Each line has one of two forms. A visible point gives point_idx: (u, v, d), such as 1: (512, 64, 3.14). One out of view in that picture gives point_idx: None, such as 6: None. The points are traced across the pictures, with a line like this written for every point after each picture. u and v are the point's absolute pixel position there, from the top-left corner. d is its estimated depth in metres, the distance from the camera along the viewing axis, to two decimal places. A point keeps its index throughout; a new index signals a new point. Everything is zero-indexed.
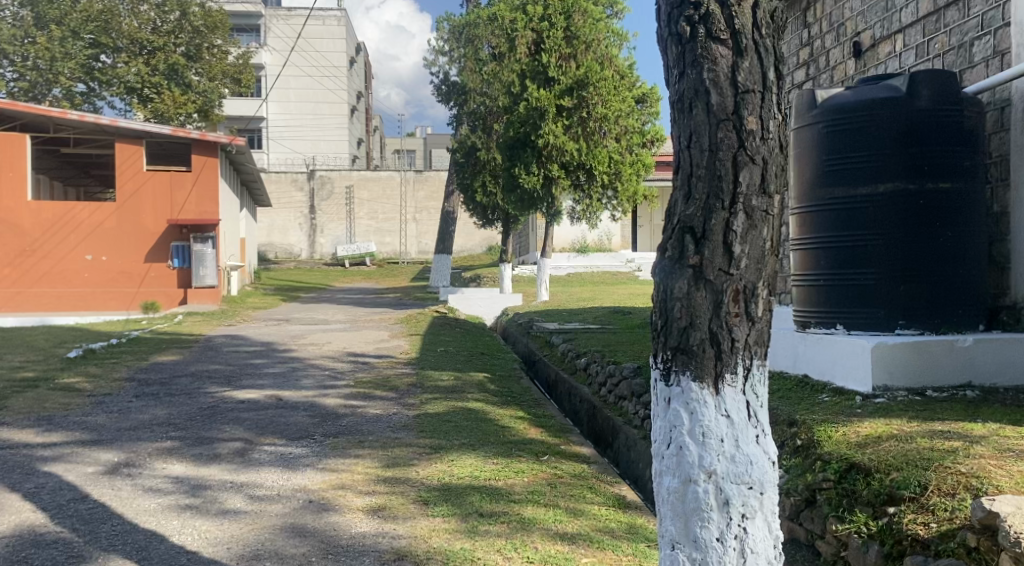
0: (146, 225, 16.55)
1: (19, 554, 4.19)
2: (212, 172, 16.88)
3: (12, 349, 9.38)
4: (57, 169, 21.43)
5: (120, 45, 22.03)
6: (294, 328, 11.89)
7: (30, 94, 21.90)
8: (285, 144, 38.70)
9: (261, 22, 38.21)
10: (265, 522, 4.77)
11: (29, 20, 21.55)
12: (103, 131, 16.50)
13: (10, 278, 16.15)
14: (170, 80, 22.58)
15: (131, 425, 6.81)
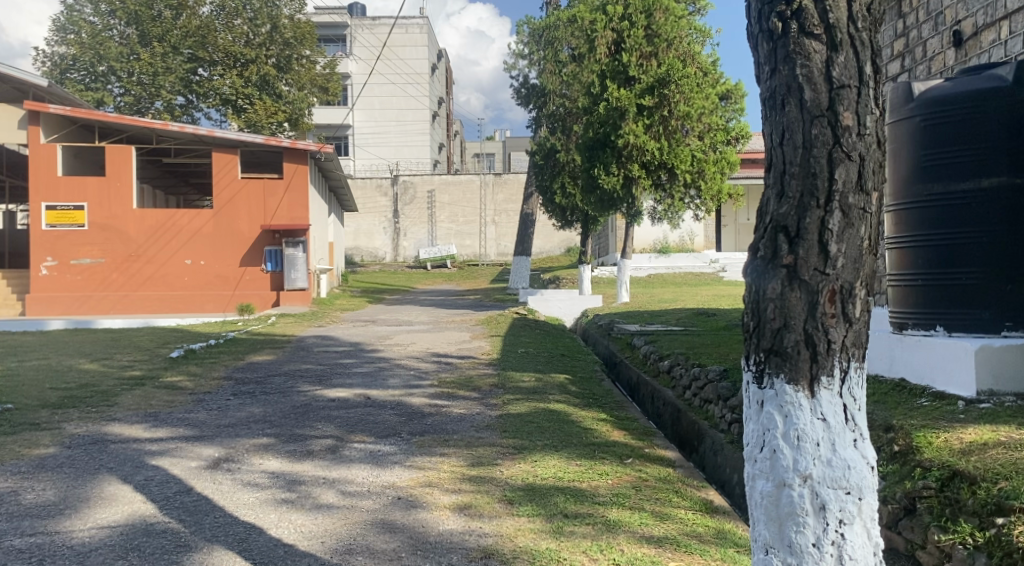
0: (241, 231, 17.38)
1: (132, 542, 4.50)
2: (302, 179, 17.55)
3: (122, 349, 10.03)
4: (160, 178, 22.77)
5: (216, 58, 23.16)
6: (380, 329, 12.23)
7: (135, 107, 23.33)
8: (370, 150, 39.86)
9: (346, 31, 39.49)
10: (357, 517, 4.93)
11: (134, 38, 23.01)
12: (202, 140, 17.40)
13: (118, 282, 17.15)
14: (261, 91, 23.63)
15: (230, 422, 7.17)
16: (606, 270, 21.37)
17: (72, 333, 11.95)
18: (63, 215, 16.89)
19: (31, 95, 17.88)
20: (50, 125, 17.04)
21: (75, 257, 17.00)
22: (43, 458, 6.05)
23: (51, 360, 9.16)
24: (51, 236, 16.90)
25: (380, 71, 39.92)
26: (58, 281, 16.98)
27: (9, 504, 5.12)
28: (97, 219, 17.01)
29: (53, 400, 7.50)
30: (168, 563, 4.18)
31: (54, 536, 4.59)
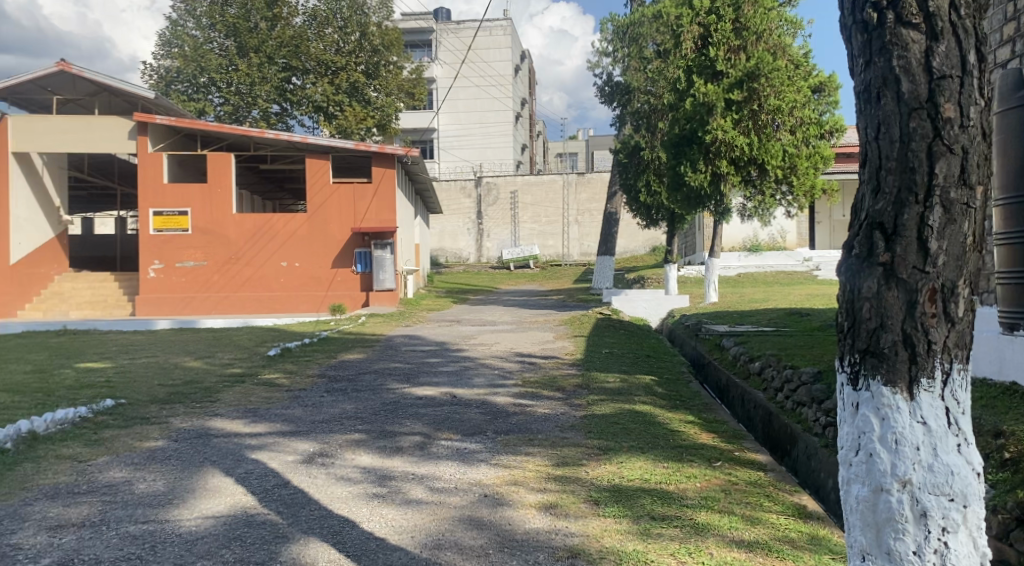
0: (333, 234, 18.02)
1: (235, 532, 4.75)
2: (390, 182, 18.04)
3: (224, 347, 10.59)
4: (258, 184, 23.89)
5: (309, 67, 24.13)
6: (465, 329, 12.42)
7: (234, 116, 24.65)
8: (454, 152, 40.52)
9: (432, 36, 40.29)
10: (445, 513, 5.03)
11: (233, 50, 24.20)
12: (296, 147, 18.13)
13: (219, 283, 18.09)
14: (351, 97, 24.63)
15: (324, 418, 7.47)
16: (692, 269, 20.91)
17: (179, 332, 12.70)
18: (169, 220, 17.92)
19: (140, 107, 18.94)
20: (157, 135, 18.10)
21: (180, 260, 18.02)
22: (154, 451, 6.48)
23: (160, 357, 9.77)
24: (159, 240, 17.95)
25: (464, 74, 40.49)
26: (165, 282, 18.04)
27: (124, 493, 5.51)
28: (199, 223, 17.98)
29: (162, 395, 7.99)
30: (268, 553, 4.39)
31: (164, 524, 4.91)
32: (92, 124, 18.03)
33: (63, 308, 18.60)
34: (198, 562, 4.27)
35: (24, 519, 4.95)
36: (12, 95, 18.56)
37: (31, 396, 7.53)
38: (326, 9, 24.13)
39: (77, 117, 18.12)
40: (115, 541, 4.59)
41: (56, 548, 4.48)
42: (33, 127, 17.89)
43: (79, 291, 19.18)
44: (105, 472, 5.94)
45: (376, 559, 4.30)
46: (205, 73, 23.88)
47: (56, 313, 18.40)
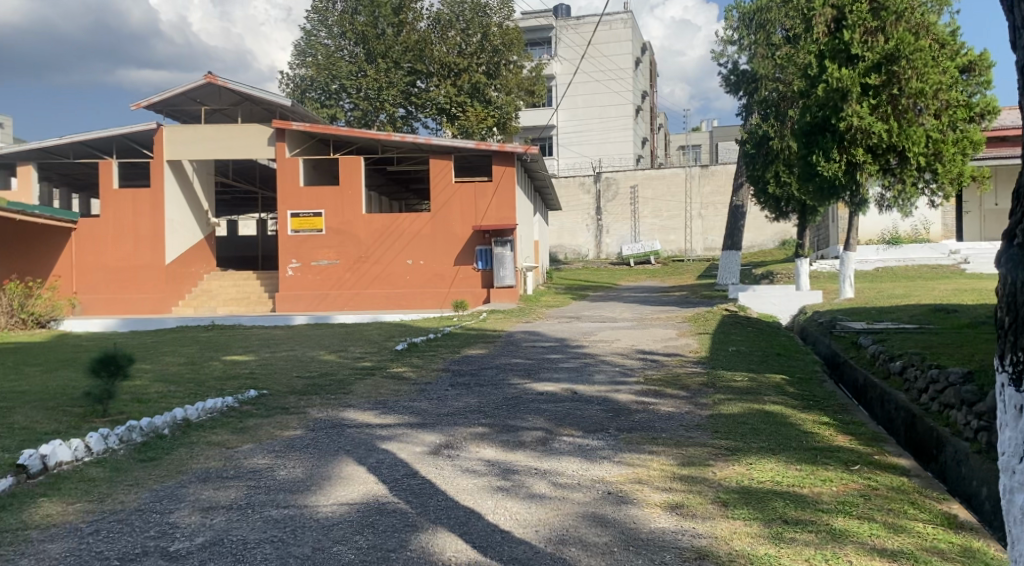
0: (455, 232, 18.50)
1: (368, 519, 4.98)
2: (509, 180, 18.22)
3: (355, 342, 11.10)
4: (384, 185, 24.84)
5: (432, 70, 24.85)
6: (586, 325, 12.38)
7: (363, 121, 25.71)
8: (574, 148, 40.38)
9: (552, 33, 40.58)
10: (569, 509, 5.05)
11: (362, 57, 25.29)
12: (420, 149, 18.69)
13: (350, 281, 18.95)
14: (473, 98, 24.90)
15: (449, 411, 7.67)
16: (825, 263, 19.84)
17: (315, 327, 13.44)
18: (305, 221, 18.98)
19: (278, 115, 20.18)
20: (294, 141, 19.17)
21: (315, 259, 19.03)
22: (293, 439, 6.90)
23: (297, 350, 10.38)
24: (295, 241, 19.06)
25: (584, 69, 40.36)
26: (301, 281, 19.11)
27: (268, 478, 5.91)
28: (332, 224, 18.91)
29: (300, 387, 8.48)
30: (398, 541, 4.56)
31: (303, 509, 5.20)
32: (236, 132, 19.34)
33: (211, 304, 20.05)
34: (334, 546, 4.50)
35: (181, 500, 5.40)
36: (167, 108, 20.21)
37: (186, 386, 8.20)
38: (449, 11, 24.88)
39: (222, 126, 19.51)
40: (259, 524, 4.91)
41: (208, 528, 4.86)
42: (184, 137, 19.41)
43: (225, 289, 20.65)
44: (249, 459, 6.39)
45: (501, 551, 4.37)
46: (337, 80, 25.07)
47: (206, 309, 19.85)
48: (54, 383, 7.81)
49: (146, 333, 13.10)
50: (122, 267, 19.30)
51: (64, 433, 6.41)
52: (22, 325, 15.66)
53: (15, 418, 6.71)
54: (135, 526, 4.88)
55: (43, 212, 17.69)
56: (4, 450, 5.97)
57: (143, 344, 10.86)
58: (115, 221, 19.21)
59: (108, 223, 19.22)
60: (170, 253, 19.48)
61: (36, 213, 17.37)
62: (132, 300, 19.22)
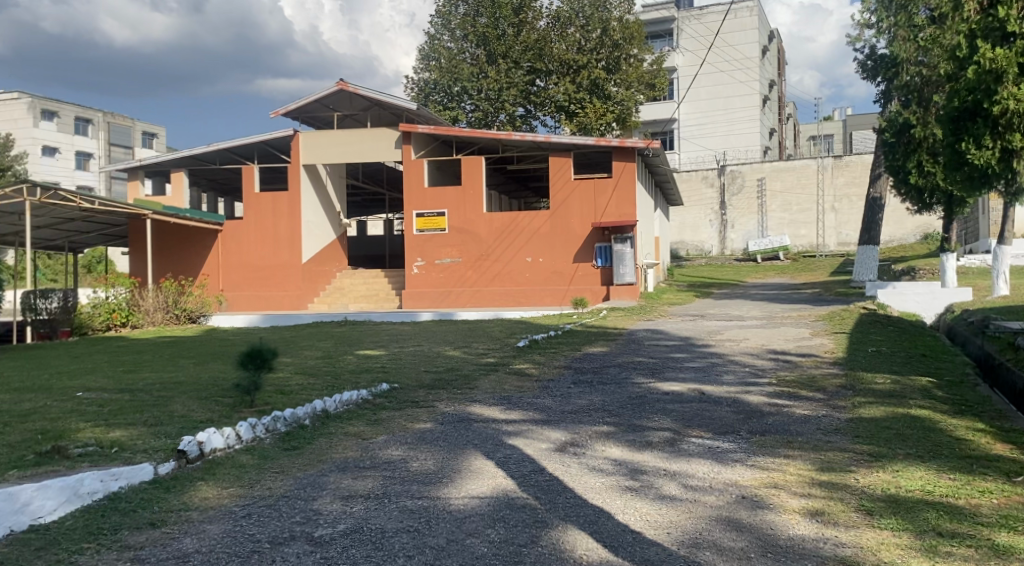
0: (575, 229, 18.51)
1: (498, 513, 5.03)
2: (630, 176, 18.03)
3: (477, 338, 11.28)
4: (504, 185, 25.25)
5: (552, 68, 25.01)
6: (711, 324, 12.05)
7: (484, 122, 26.03)
8: (698, 141, 39.44)
9: (674, 25, 39.96)
10: (701, 512, 4.92)
11: (483, 58, 25.73)
12: (540, 147, 18.83)
13: (472, 278, 19.30)
14: (592, 94, 24.91)
15: (573, 408, 7.65)
16: (975, 258, 18.58)
17: (439, 323, 13.80)
18: (429, 221, 19.46)
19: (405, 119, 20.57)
20: (419, 142, 19.75)
21: (439, 258, 19.47)
22: (424, 432, 7.08)
23: (423, 346, 10.65)
24: (421, 240, 19.56)
25: (709, 61, 39.32)
26: (425, 279, 19.61)
27: (402, 469, 6.10)
28: (455, 223, 19.33)
29: (427, 381, 8.71)
30: (530, 536, 4.59)
31: (436, 500, 5.33)
32: (367, 136, 20.16)
33: (343, 302, 20.87)
34: (467, 538, 4.58)
35: (322, 488, 5.64)
36: (302, 114, 21.14)
37: (323, 378, 8.58)
38: (568, 9, 25.07)
39: (352, 131, 20.29)
40: (395, 514, 5.07)
41: (349, 516, 5.06)
42: (319, 143, 20.36)
43: (355, 286, 21.50)
44: (384, 450, 6.61)
45: (633, 552, 4.31)
46: (459, 83, 25.41)
47: (339, 306, 20.68)
48: (206, 374, 8.39)
49: (282, 329, 13.90)
50: (262, 266, 20.40)
51: (217, 421, 6.84)
52: (176, 320, 16.79)
53: (175, 407, 7.24)
54: (283, 512, 5.14)
55: (195, 215, 18.91)
56: (168, 436, 6.44)
57: (282, 338, 11.50)
58: (251, 223, 20.38)
59: (244, 225, 20.42)
60: (306, 252, 20.42)
61: (188, 215, 18.60)
62: (272, 297, 20.26)
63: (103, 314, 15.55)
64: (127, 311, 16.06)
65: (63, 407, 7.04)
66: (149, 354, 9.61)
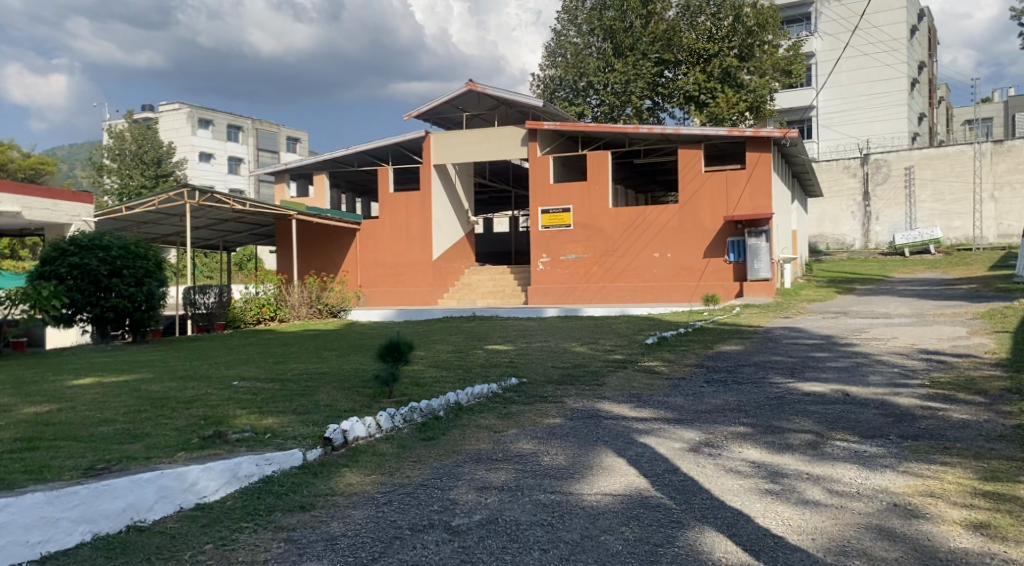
0: (705, 223, 18.09)
1: (633, 511, 4.97)
2: (765, 167, 17.39)
3: (604, 334, 11.21)
4: (632, 178, 25.12)
5: (681, 58, 24.55)
6: (854, 321, 11.46)
7: (610, 115, 26.18)
8: (838, 129, 37.57)
9: (812, 8, 38.21)
10: (849, 518, 4.67)
11: (609, 52, 25.78)
12: (669, 139, 18.52)
13: (597, 274, 19.28)
14: (724, 84, 24.03)
15: (707, 408, 7.45)
16: None
17: (566, 319, 13.86)
18: (555, 217, 19.59)
19: (532, 116, 20.72)
20: (546, 139, 19.87)
21: (564, 253, 19.61)
22: (554, 427, 7.11)
23: (550, 341, 10.73)
24: (547, 236, 19.76)
25: (852, 44, 37.29)
26: (551, 274, 19.81)
27: (534, 463, 6.15)
28: (580, 218, 19.36)
29: (556, 376, 8.75)
30: (666, 536, 4.50)
31: (569, 496, 5.33)
32: (493, 135, 20.47)
33: (471, 297, 21.38)
34: (601, 534, 4.55)
35: (458, 478, 5.77)
36: (434, 116, 21.77)
37: (456, 371, 8.83)
38: None
39: (481, 131, 20.63)
40: (529, 507, 5.11)
41: (485, 507, 5.13)
42: (448, 141, 20.93)
43: (483, 283, 21.94)
44: (516, 443, 6.68)
45: (777, 557, 4.14)
46: (584, 77, 25.86)
47: (467, 301, 21.15)
48: (348, 365, 8.82)
49: (416, 323, 14.44)
50: (395, 264, 21.17)
51: (359, 411, 7.15)
52: (319, 314, 17.84)
53: (320, 396, 7.63)
54: (421, 500, 5.28)
55: (334, 215, 19.85)
56: (315, 424, 6.78)
57: (417, 332, 11.91)
58: (383, 221, 21.25)
59: (376, 224, 21.31)
60: (435, 249, 21.02)
61: (329, 215, 19.53)
62: (405, 293, 20.99)
63: (254, 308, 16.61)
64: (276, 306, 17.10)
65: (221, 394, 7.58)
66: (295, 346, 10.20)
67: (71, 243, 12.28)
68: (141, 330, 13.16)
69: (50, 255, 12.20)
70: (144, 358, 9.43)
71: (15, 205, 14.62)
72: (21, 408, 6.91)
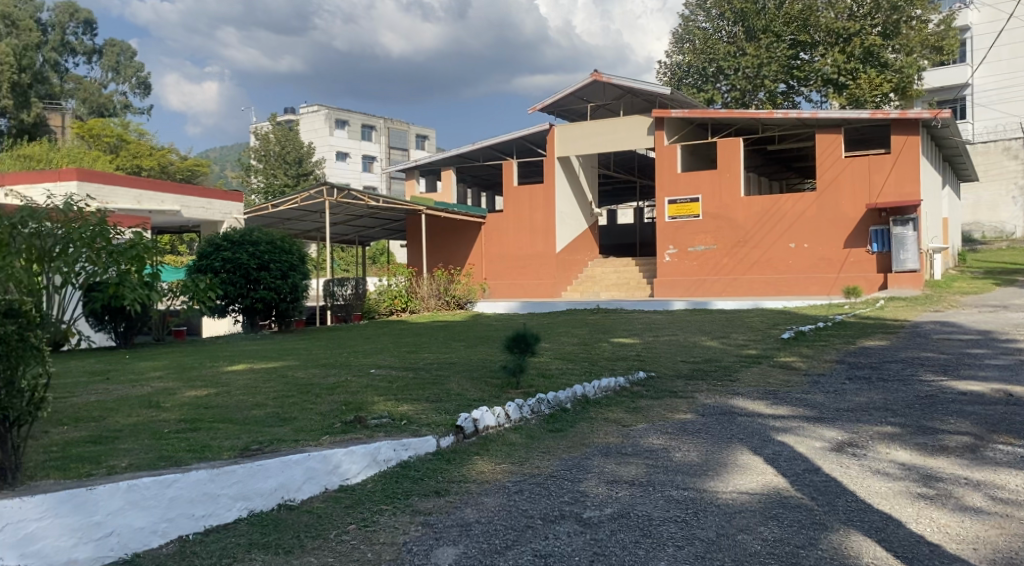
0: (845, 212, 17.26)
1: (772, 511, 4.78)
2: (913, 150, 16.41)
3: (736, 329, 10.89)
4: (765, 166, 24.39)
5: (818, 39, 23.47)
6: (1018, 316, 10.55)
7: (741, 101, 25.86)
8: (997, 108, 34.59)
9: None
10: (1017, 529, 4.30)
11: (742, 36, 25.68)
12: (805, 124, 17.82)
13: (728, 266, 18.74)
14: (866, 64, 22.82)
15: (849, 406, 7.09)
16: None
17: (694, 313, 13.61)
18: (683, 207, 19.25)
19: (658, 104, 20.39)
20: (674, 128, 19.50)
21: (691, 245, 19.18)
22: (685, 423, 6.97)
23: (679, 335, 10.52)
24: (674, 227, 19.41)
25: (1015, 15, 34.33)
26: (678, 266, 19.41)
27: (665, 459, 6.04)
28: (709, 209, 18.88)
29: (685, 371, 8.60)
30: (808, 537, 4.30)
31: (703, 493, 5.20)
32: (621, 125, 20.32)
33: (595, 290, 21.32)
34: (738, 533, 4.39)
35: (588, 471, 5.74)
36: (557, 108, 21.77)
37: (581, 363, 8.83)
38: None
39: (607, 121, 20.52)
40: (662, 503, 5.00)
41: (615, 501, 5.06)
42: (572, 134, 20.97)
43: (607, 275, 21.81)
44: (645, 438, 6.59)
45: None
46: (714, 62, 25.94)
47: (591, 293, 21.03)
48: (477, 356, 9.01)
49: (544, 315, 14.61)
50: (522, 257, 21.39)
51: (488, 400, 7.27)
52: (446, 306, 18.23)
53: (451, 385, 7.83)
54: (552, 490, 5.27)
55: (461, 209, 20.35)
56: (447, 412, 6.93)
57: (544, 324, 12.05)
58: (508, 215, 21.55)
59: (501, 218, 21.65)
60: (559, 241, 21.11)
61: (455, 211, 20.02)
62: (529, 286, 21.19)
63: (387, 300, 17.44)
64: (407, 297, 17.75)
65: (360, 381, 7.93)
66: (426, 337, 10.54)
67: (225, 239, 13.22)
68: (286, 320, 14.01)
69: (206, 250, 13.24)
70: (290, 346, 10.02)
71: (176, 204, 16.32)
72: (185, 391, 7.50)
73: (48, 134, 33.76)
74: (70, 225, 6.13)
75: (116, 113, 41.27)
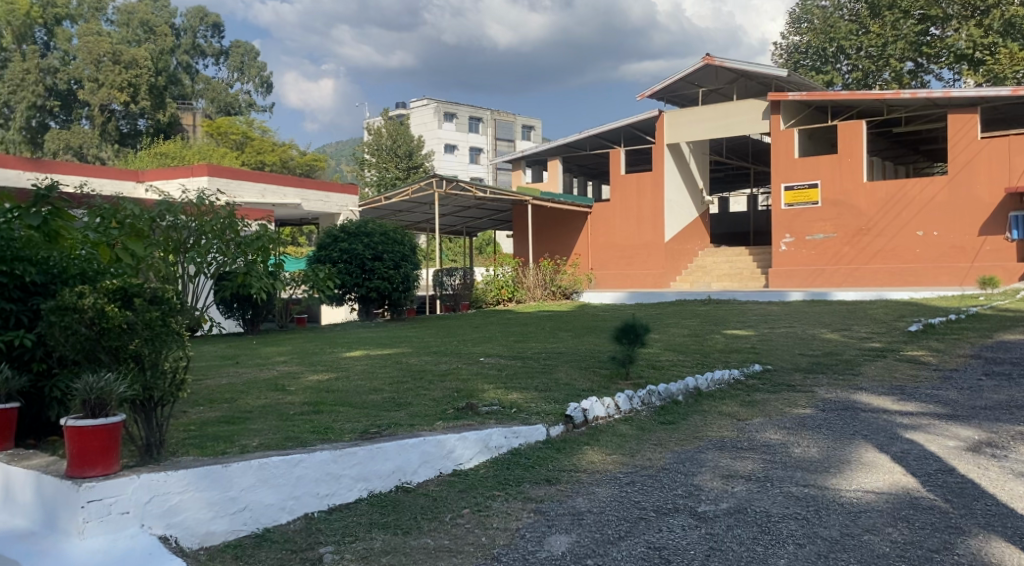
0: (981, 198, 16.21)
1: (900, 512, 4.55)
2: None
3: (858, 321, 10.43)
4: (889, 150, 23.19)
5: (952, 13, 22.01)
6: None
7: (863, 81, 24.92)
8: None
9: None
10: None
11: (865, 13, 24.53)
12: (935, 104, 16.81)
13: (850, 255, 17.94)
14: (1007, 37, 20.95)
15: (986, 404, 6.65)
16: None
17: (812, 303, 13.11)
18: (800, 194, 18.53)
19: (774, 87, 19.59)
20: (790, 111, 18.73)
21: (809, 234, 18.46)
22: (804, 417, 6.73)
23: (797, 328, 10.15)
24: (791, 214, 18.74)
25: None
26: (797, 255, 18.71)
27: (784, 454, 5.85)
28: (829, 195, 18.09)
29: (805, 364, 8.29)
30: (942, 541, 4.07)
31: (825, 490, 4.99)
32: (733, 111, 19.77)
33: (707, 281, 20.94)
34: (864, 534, 4.20)
35: (702, 464, 5.63)
36: (668, 95, 21.37)
37: (692, 355, 8.68)
38: None
39: (720, 106, 20.02)
40: (780, 499, 4.84)
41: (731, 496, 4.95)
42: (683, 120, 20.52)
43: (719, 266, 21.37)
44: (762, 432, 6.41)
45: None
46: (834, 42, 25.01)
47: (702, 284, 20.81)
48: (585, 346, 9.02)
49: (655, 305, 14.43)
50: (629, 246, 21.19)
51: (598, 391, 7.25)
52: (552, 296, 18.25)
53: (559, 374, 7.88)
54: (665, 483, 5.21)
55: (564, 199, 20.36)
56: (557, 401, 6.95)
57: (653, 314, 11.94)
58: (614, 205, 21.41)
59: (608, 208, 21.54)
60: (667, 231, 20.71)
61: (561, 200, 20.02)
62: (636, 276, 20.96)
63: (494, 290, 17.76)
64: (513, 287, 17.95)
65: (471, 368, 8.12)
66: (533, 326, 10.65)
67: (342, 231, 13.78)
68: (398, 308, 14.48)
69: (325, 242, 13.78)
70: (403, 334, 10.35)
71: (297, 197, 17.08)
72: (309, 375, 7.89)
73: (182, 133, 35.86)
74: (204, 218, 6.65)
75: (240, 112, 43.55)
